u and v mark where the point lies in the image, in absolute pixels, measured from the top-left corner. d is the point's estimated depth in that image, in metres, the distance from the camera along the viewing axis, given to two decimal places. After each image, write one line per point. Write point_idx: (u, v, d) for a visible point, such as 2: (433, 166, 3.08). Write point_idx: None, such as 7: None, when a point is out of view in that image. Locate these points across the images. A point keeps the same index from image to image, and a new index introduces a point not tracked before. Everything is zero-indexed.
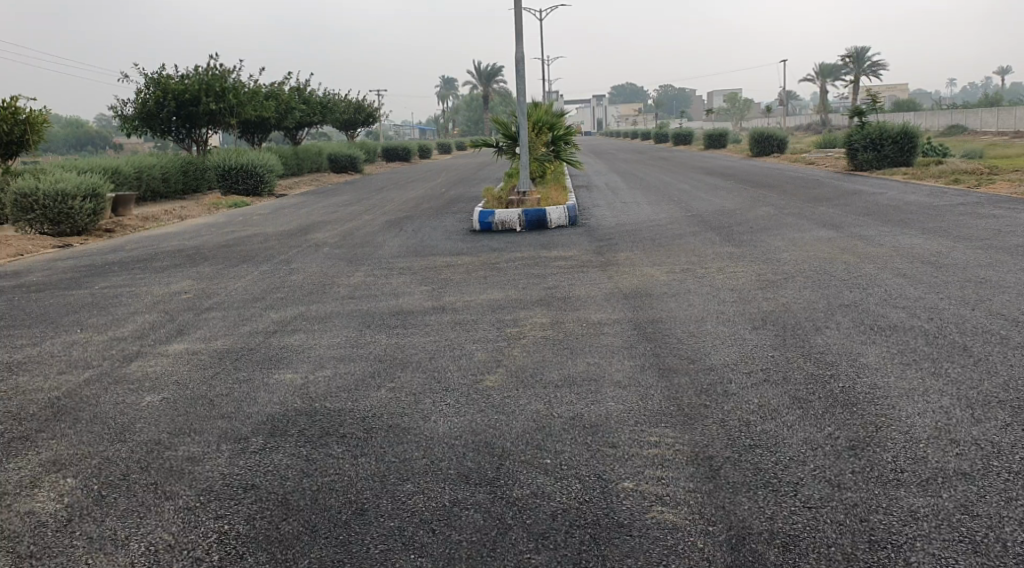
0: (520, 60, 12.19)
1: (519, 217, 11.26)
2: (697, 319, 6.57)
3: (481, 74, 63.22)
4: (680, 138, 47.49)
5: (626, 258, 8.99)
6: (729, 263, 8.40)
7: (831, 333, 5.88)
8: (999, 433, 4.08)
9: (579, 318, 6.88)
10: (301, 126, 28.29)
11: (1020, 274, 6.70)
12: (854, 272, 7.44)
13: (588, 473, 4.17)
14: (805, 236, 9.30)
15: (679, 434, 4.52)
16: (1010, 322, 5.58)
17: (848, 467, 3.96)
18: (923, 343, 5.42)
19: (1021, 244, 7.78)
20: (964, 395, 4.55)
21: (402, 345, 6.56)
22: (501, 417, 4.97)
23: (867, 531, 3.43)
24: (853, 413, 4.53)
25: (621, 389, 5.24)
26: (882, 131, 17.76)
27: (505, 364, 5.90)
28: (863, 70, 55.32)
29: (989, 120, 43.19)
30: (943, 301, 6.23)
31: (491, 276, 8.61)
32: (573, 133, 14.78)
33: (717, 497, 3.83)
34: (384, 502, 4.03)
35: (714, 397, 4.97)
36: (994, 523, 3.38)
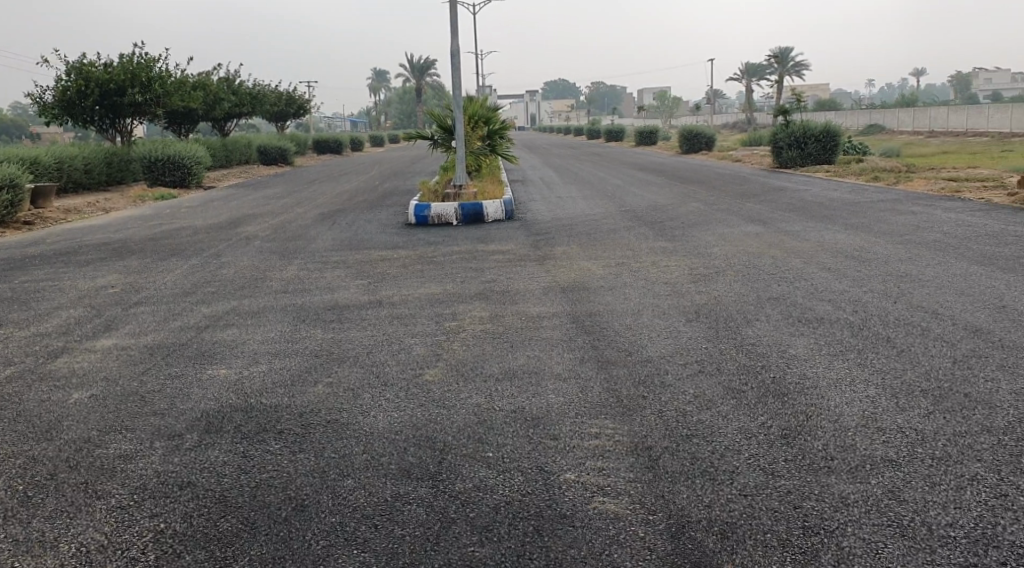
0: (456, 53, 12.15)
1: (455, 211, 11.24)
2: (633, 312, 6.68)
3: (414, 68, 62.86)
4: (612, 134, 48.12)
5: (562, 252, 9.06)
6: (663, 257, 8.56)
7: (762, 325, 6.05)
8: (921, 421, 4.26)
9: (517, 311, 6.92)
10: (229, 117, 27.55)
11: (938, 268, 7.01)
12: (782, 266, 7.66)
13: (530, 465, 4.20)
14: (734, 231, 9.54)
15: (619, 425, 4.60)
16: (930, 314, 5.84)
17: (781, 455, 4.09)
18: (849, 334, 5.63)
19: (938, 239, 8.15)
20: (889, 384, 4.75)
21: (339, 339, 6.48)
22: (442, 411, 4.96)
23: (800, 518, 3.55)
24: (784, 402, 4.68)
25: (561, 382, 5.29)
26: (806, 130, 18.34)
27: (445, 359, 5.89)
28: (786, 70, 56.86)
29: (904, 119, 44.98)
30: (866, 294, 6.48)
31: (427, 270, 8.57)
32: (508, 127, 14.79)
33: (657, 486, 3.91)
34: (325, 498, 3.98)
35: (651, 389, 5.07)
36: (920, 507, 3.53)
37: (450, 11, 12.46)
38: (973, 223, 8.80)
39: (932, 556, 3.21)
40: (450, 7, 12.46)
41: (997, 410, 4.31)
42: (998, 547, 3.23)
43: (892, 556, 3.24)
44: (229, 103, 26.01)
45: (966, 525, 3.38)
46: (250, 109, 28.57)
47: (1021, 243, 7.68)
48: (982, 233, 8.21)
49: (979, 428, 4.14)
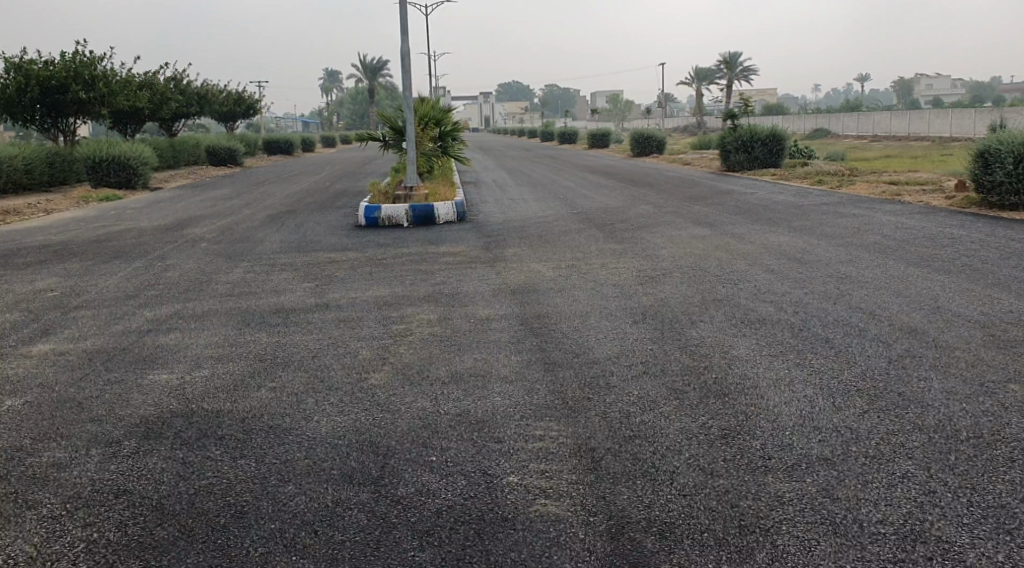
0: (406, 54, 12.08)
1: (405, 213, 11.17)
2: (581, 314, 6.70)
3: (366, 68, 62.48)
4: (564, 137, 48.43)
5: (512, 254, 9.07)
6: (612, 259, 8.62)
7: (706, 326, 6.13)
8: (857, 420, 4.35)
9: (465, 313, 6.90)
10: (177, 117, 27.01)
11: (877, 270, 7.17)
12: (727, 268, 7.77)
13: (474, 469, 4.19)
14: (682, 234, 9.64)
15: (563, 427, 4.61)
16: (868, 315, 5.98)
17: (721, 455, 4.14)
18: (789, 335, 5.73)
19: (877, 241, 8.35)
20: (827, 384, 4.85)
21: (284, 343, 6.40)
22: (386, 415, 4.92)
23: (737, 517, 3.60)
24: (725, 402, 4.75)
25: (507, 384, 5.30)
26: (753, 134, 18.64)
27: (391, 362, 5.85)
28: (735, 75, 57.75)
29: (849, 124, 46.04)
30: (807, 296, 6.61)
31: (377, 272, 8.50)
32: (460, 128, 14.75)
33: (598, 487, 3.93)
34: (265, 504, 3.92)
35: (596, 390, 5.09)
36: (852, 505, 3.60)
37: (400, 12, 12.39)
38: (911, 226, 9.03)
39: (862, 553, 3.26)
40: (400, 7, 12.39)
41: (928, 408, 4.40)
42: (925, 542, 3.29)
43: (824, 553, 3.29)
44: (177, 102, 25.51)
45: (895, 522, 3.45)
46: (199, 109, 28.05)
47: (956, 245, 7.90)
48: (920, 236, 8.44)
49: (911, 426, 4.23)
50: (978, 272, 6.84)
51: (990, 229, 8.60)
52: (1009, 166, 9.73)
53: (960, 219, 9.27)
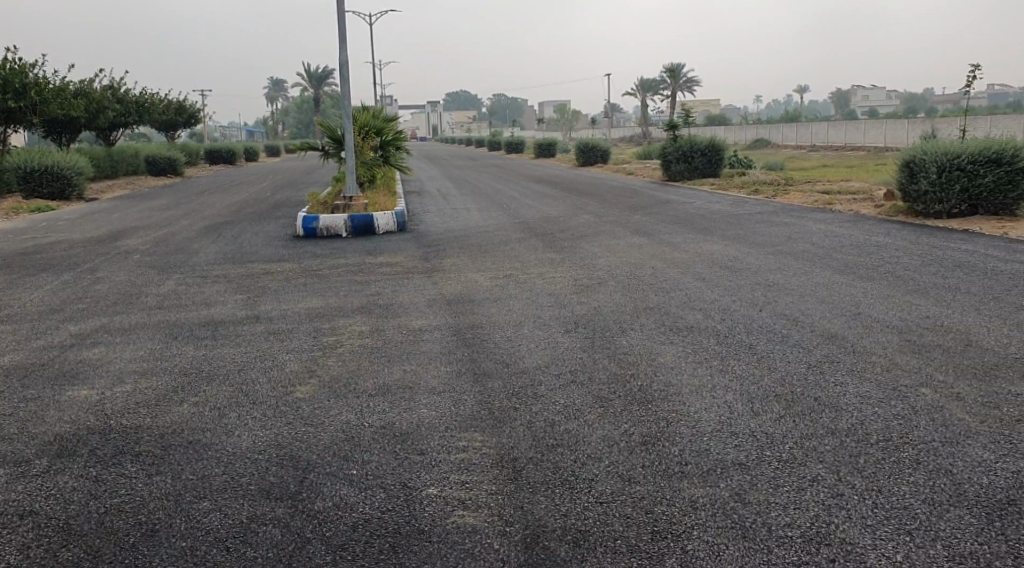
0: (345, 63, 12.00)
1: (344, 223, 11.08)
2: (515, 323, 6.69)
3: (311, 77, 62.13)
4: (511, 147, 48.71)
5: (450, 264, 9.04)
6: (549, 268, 8.64)
7: (635, 335, 6.18)
8: (773, 425, 4.42)
9: (398, 324, 6.85)
10: (116, 126, 26.39)
11: (803, 277, 7.32)
12: (661, 277, 7.86)
13: (394, 481, 4.15)
14: (620, 243, 9.74)
15: (487, 437, 4.58)
16: (791, 321, 6.09)
17: (639, 461, 4.17)
18: (715, 342, 5.82)
19: (807, 249, 8.53)
20: (746, 390, 4.92)
21: (211, 357, 6.27)
22: (309, 428, 4.85)
23: (650, 523, 3.61)
24: (648, 409, 4.78)
25: (434, 395, 5.25)
26: (693, 144, 18.92)
27: (318, 375, 5.77)
28: (678, 86, 58.78)
29: (788, 134, 47.00)
30: (735, 303, 6.72)
31: (312, 284, 8.41)
32: (402, 138, 14.68)
33: (517, 497, 3.92)
34: (177, 522, 3.82)
35: (523, 400, 5.08)
36: (762, 508, 3.65)
37: (339, 21, 12.32)
38: (839, 234, 9.25)
39: (767, 556, 3.31)
40: (340, 17, 12.30)
41: (843, 412, 4.49)
42: (829, 544, 3.35)
43: (731, 558, 3.32)
44: (115, 111, 24.96)
45: (803, 525, 3.50)
46: (138, 117, 27.43)
47: (881, 252, 8.12)
48: (846, 243, 8.65)
49: (825, 430, 4.30)
50: (899, 279, 7.04)
51: (914, 237, 8.86)
52: (933, 175, 10.06)
53: (886, 227, 9.53)
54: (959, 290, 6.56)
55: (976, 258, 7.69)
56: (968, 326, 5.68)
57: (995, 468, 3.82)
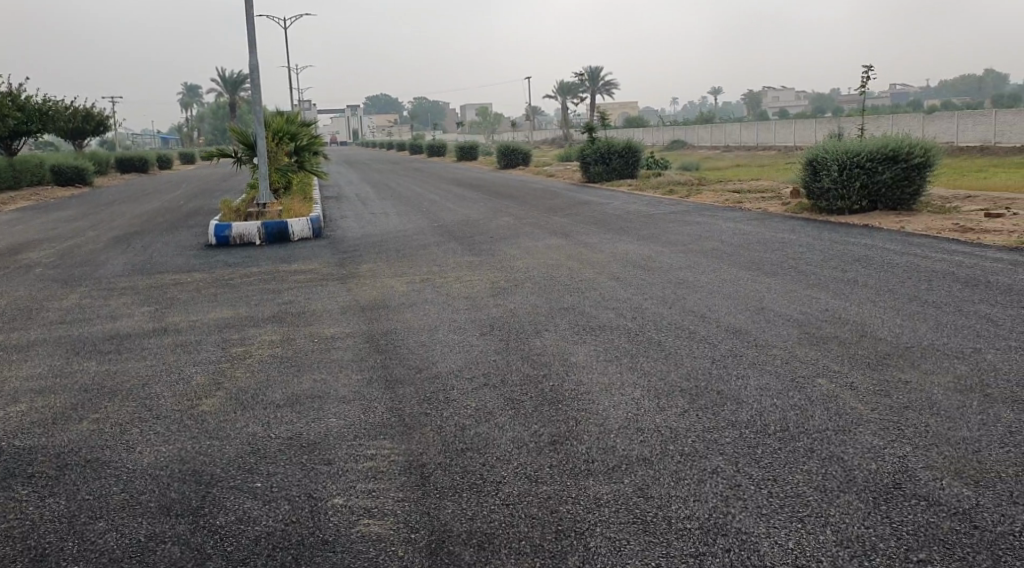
0: (255, 68, 11.77)
1: (258, 231, 10.87)
2: (429, 328, 6.66)
3: (227, 82, 60.80)
4: (434, 150, 48.61)
5: (366, 270, 8.95)
6: (466, 271, 8.63)
7: (548, 335, 6.23)
8: (676, 420, 4.50)
9: (310, 332, 6.74)
10: (18, 135, 25.28)
11: (712, 275, 7.51)
12: (576, 277, 7.95)
13: (299, 493, 4.06)
14: (538, 245, 9.80)
15: (396, 444, 4.53)
16: (698, 318, 6.23)
17: (547, 461, 4.16)
18: (625, 340, 5.91)
19: (716, 247, 8.75)
20: (653, 386, 5.01)
21: (114, 372, 6.05)
22: (214, 442, 4.72)
23: (555, 522, 3.59)
24: (558, 409, 4.81)
25: (344, 404, 5.18)
26: (610, 146, 19.22)
27: (225, 387, 5.62)
28: (598, 89, 59.77)
29: (703, 135, 48.04)
30: (646, 302, 6.84)
31: (223, 294, 8.21)
32: (317, 143, 14.48)
33: (424, 503, 3.87)
34: (70, 544, 3.67)
35: (434, 405, 5.04)
36: (663, 502, 3.66)
37: (249, 26, 12.09)
38: (748, 232, 9.52)
39: (667, 549, 3.30)
40: (249, 21, 12.06)
41: (742, 404, 4.61)
42: (725, 534, 3.36)
43: (632, 552, 3.32)
44: (16, 120, 23.86)
45: (701, 516, 3.51)
46: (42, 124, 26.34)
47: (785, 249, 8.39)
48: (755, 241, 8.91)
49: (725, 423, 4.40)
50: (802, 273, 7.28)
51: (817, 233, 9.17)
52: (835, 173, 10.48)
53: (791, 224, 9.85)
54: (856, 284, 6.82)
55: (874, 252, 8.01)
56: (863, 317, 5.91)
57: (884, 454, 3.89)
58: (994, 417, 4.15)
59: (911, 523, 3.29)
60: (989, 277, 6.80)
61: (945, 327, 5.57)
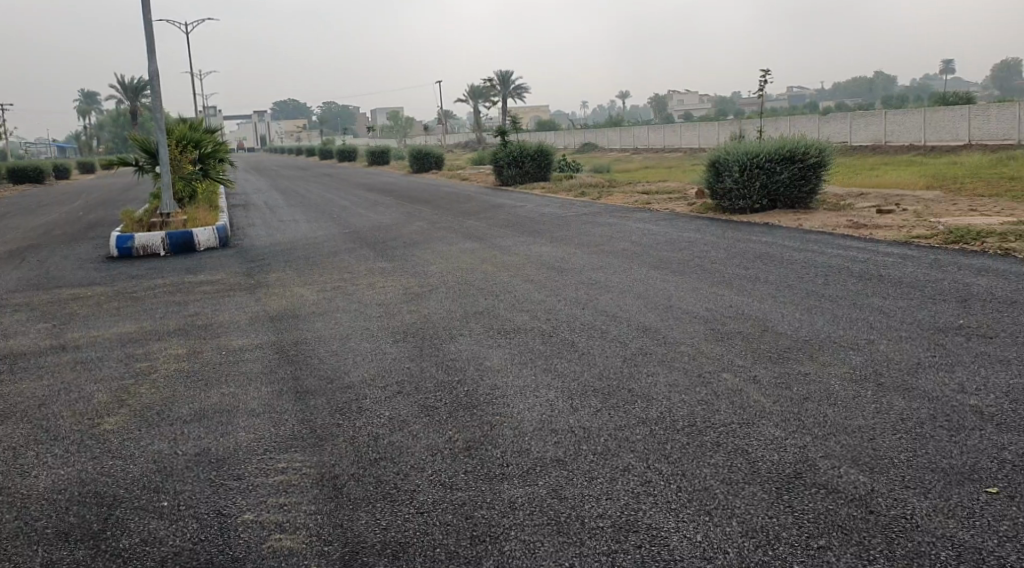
0: (155, 74, 11.38)
1: (162, 241, 10.50)
2: (341, 337, 6.56)
3: (127, 87, 58.53)
4: (346, 155, 47.95)
5: (276, 279, 8.75)
6: (379, 278, 8.55)
7: (463, 340, 6.22)
8: (589, 420, 4.56)
9: (218, 345, 6.55)
10: None
11: (622, 275, 7.65)
12: (490, 281, 7.97)
13: (207, 510, 3.93)
14: (452, 249, 9.79)
15: (308, 457, 4.44)
16: (610, 318, 6.34)
17: (462, 468, 4.15)
18: (539, 342, 5.96)
19: (627, 247, 8.92)
20: (567, 387, 5.06)
21: (6, 393, 5.73)
22: (116, 462, 4.53)
23: (469, 528, 3.58)
24: (473, 414, 4.81)
25: (253, 417, 5.05)
26: (522, 149, 19.38)
27: (128, 405, 5.39)
28: (509, 92, 60.15)
29: (612, 137, 48.90)
30: (559, 303, 6.91)
31: (125, 308, 7.90)
32: (222, 149, 14.09)
33: (337, 515, 3.81)
34: None
35: (347, 415, 4.96)
36: (576, 502, 3.70)
37: (147, 31, 11.68)
38: (657, 232, 9.74)
39: (580, 549, 3.35)
40: (147, 26, 11.66)
41: (652, 402, 4.71)
42: (636, 531, 3.42)
43: (546, 554, 3.35)
44: None
45: (613, 514, 3.57)
46: None
47: (692, 248, 8.62)
48: (663, 240, 9.13)
49: (636, 421, 4.49)
50: (708, 271, 7.50)
51: (722, 231, 9.46)
52: (736, 173, 10.85)
53: (697, 224, 10.12)
54: (758, 280, 7.06)
55: (775, 249, 8.31)
56: (765, 313, 6.13)
57: (785, 444, 4.03)
58: (886, 405, 4.35)
59: (812, 512, 3.40)
60: (881, 271, 7.15)
61: (841, 320, 5.82)
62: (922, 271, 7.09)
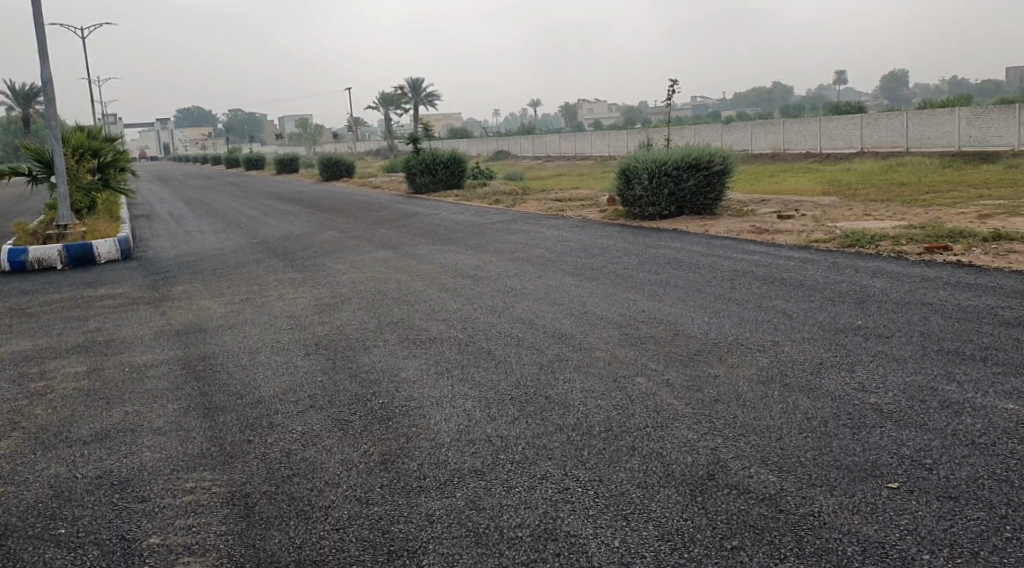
0: (49, 79, 10.83)
1: (59, 253, 9.95)
2: (250, 350, 6.37)
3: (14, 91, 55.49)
4: (253, 163, 46.77)
5: (182, 292, 8.43)
6: (290, 289, 8.35)
7: (377, 351, 6.12)
8: (506, 428, 4.55)
9: (120, 362, 6.25)
10: None
11: (537, 282, 7.70)
12: (404, 290, 7.89)
13: (109, 535, 3.74)
14: (365, 258, 9.65)
15: (217, 475, 4.28)
16: (526, 325, 6.37)
17: (378, 482, 4.07)
18: (455, 352, 5.93)
19: (541, 254, 8.99)
20: (484, 396, 5.04)
21: None
22: (10, 488, 4.25)
23: (387, 543, 3.52)
24: (388, 426, 4.74)
25: (159, 436, 4.83)
26: (435, 157, 19.32)
27: (22, 427, 5.08)
28: (420, 100, 59.97)
29: (523, 146, 49.43)
30: (475, 311, 6.90)
31: (17, 324, 7.45)
32: (122, 158, 13.52)
33: (249, 535, 3.68)
34: None
35: (258, 431, 4.80)
36: (495, 513, 3.68)
37: (39, 33, 11.11)
38: (570, 239, 9.84)
39: (499, 559, 3.33)
40: (39, 29, 11.09)
41: (569, 408, 4.74)
42: (555, 539, 3.43)
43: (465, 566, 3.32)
44: None
45: (531, 523, 3.57)
46: None
47: (605, 254, 8.75)
48: (577, 247, 9.24)
49: (553, 428, 4.51)
50: (620, 277, 7.62)
51: (633, 238, 9.64)
52: (645, 181, 11.07)
53: (609, 230, 10.28)
54: (669, 285, 7.21)
55: (683, 254, 8.52)
56: (676, 317, 6.28)
57: (697, 447, 4.12)
58: (792, 405, 4.50)
59: (725, 512, 3.48)
60: (783, 275, 7.41)
61: (748, 323, 6.01)
62: (821, 273, 7.39)
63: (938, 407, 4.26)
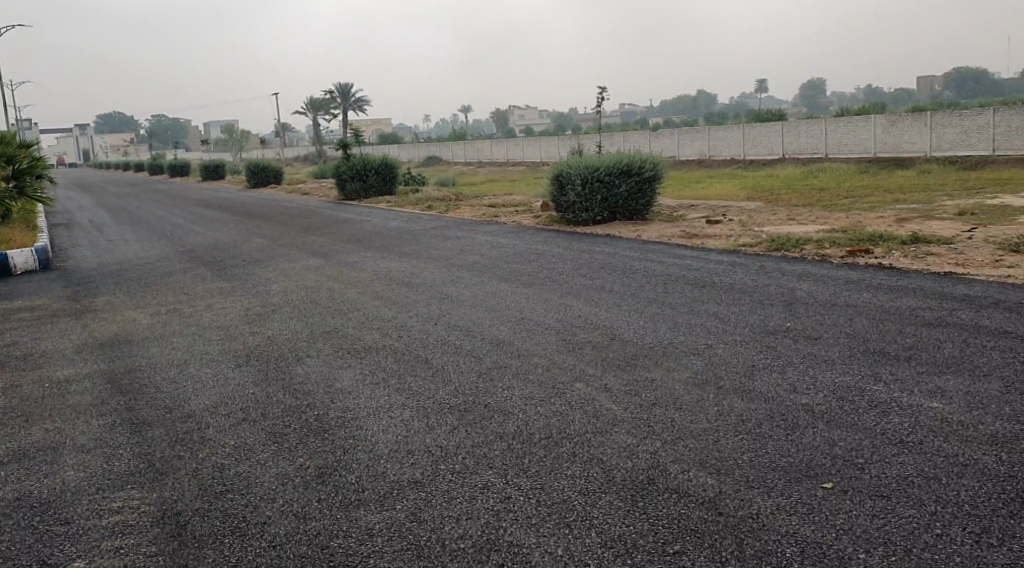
0: None
1: None
2: (178, 362, 6.16)
3: None
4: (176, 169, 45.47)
5: (104, 303, 8.11)
6: (218, 298, 8.12)
7: (311, 362, 6.00)
8: (446, 438, 4.51)
9: (39, 377, 5.97)
10: None
11: (472, 288, 7.68)
12: (338, 299, 7.76)
13: (30, 561, 3.55)
14: (295, 266, 9.46)
15: (145, 493, 4.12)
16: (463, 332, 6.34)
17: (315, 496, 3.98)
18: (391, 361, 5.85)
19: (476, 260, 8.97)
20: (422, 406, 4.99)
21: None
22: None
23: (326, 559, 3.44)
24: (324, 438, 4.64)
25: (82, 454, 4.63)
26: (366, 163, 19.12)
27: None
28: (349, 106, 59.34)
29: (455, 152, 49.46)
30: (411, 319, 6.84)
31: None
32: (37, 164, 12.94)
33: (181, 555, 3.54)
34: None
35: (188, 446, 4.64)
36: (436, 524, 3.64)
37: None
38: (504, 244, 9.86)
39: None
40: None
41: (509, 416, 4.73)
42: (498, 549, 3.41)
43: None
44: None
45: (474, 534, 3.54)
46: None
47: (539, 259, 8.79)
48: (512, 253, 9.25)
49: (493, 436, 4.49)
50: (556, 282, 7.66)
51: (567, 243, 9.71)
52: (578, 187, 11.17)
53: (542, 236, 10.33)
54: (604, 290, 7.29)
55: (617, 259, 8.62)
56: (611, 321, 6.34)
57: (636, 451, 4.16)
58: (727, 407, 4.59)
59: (666, 517, 3.52)
60: (714, 279, 7.57)
61: (682, 327, 6.11)
62: (750, 277, 7.58)
63: (866, 407, 4.41)
